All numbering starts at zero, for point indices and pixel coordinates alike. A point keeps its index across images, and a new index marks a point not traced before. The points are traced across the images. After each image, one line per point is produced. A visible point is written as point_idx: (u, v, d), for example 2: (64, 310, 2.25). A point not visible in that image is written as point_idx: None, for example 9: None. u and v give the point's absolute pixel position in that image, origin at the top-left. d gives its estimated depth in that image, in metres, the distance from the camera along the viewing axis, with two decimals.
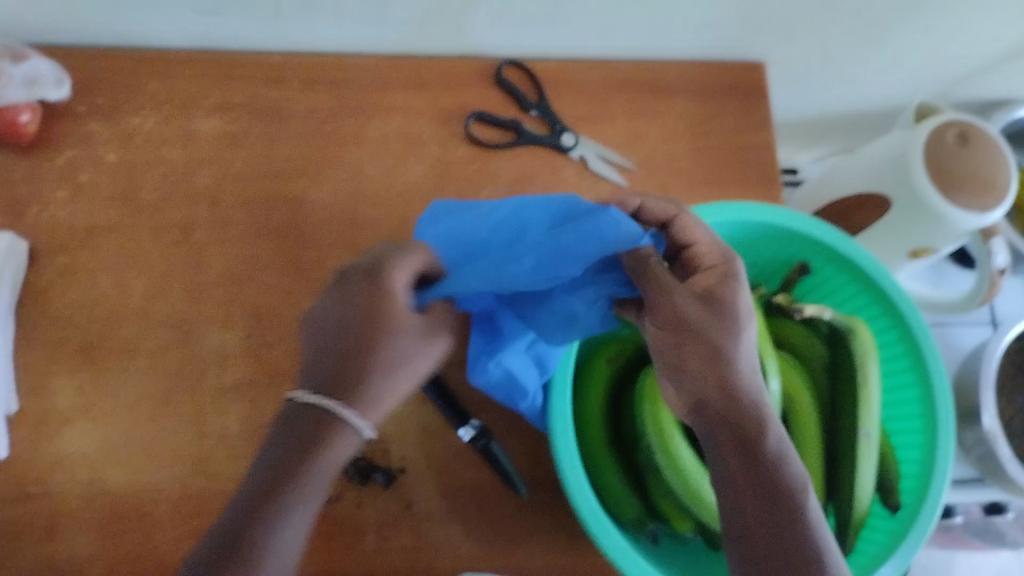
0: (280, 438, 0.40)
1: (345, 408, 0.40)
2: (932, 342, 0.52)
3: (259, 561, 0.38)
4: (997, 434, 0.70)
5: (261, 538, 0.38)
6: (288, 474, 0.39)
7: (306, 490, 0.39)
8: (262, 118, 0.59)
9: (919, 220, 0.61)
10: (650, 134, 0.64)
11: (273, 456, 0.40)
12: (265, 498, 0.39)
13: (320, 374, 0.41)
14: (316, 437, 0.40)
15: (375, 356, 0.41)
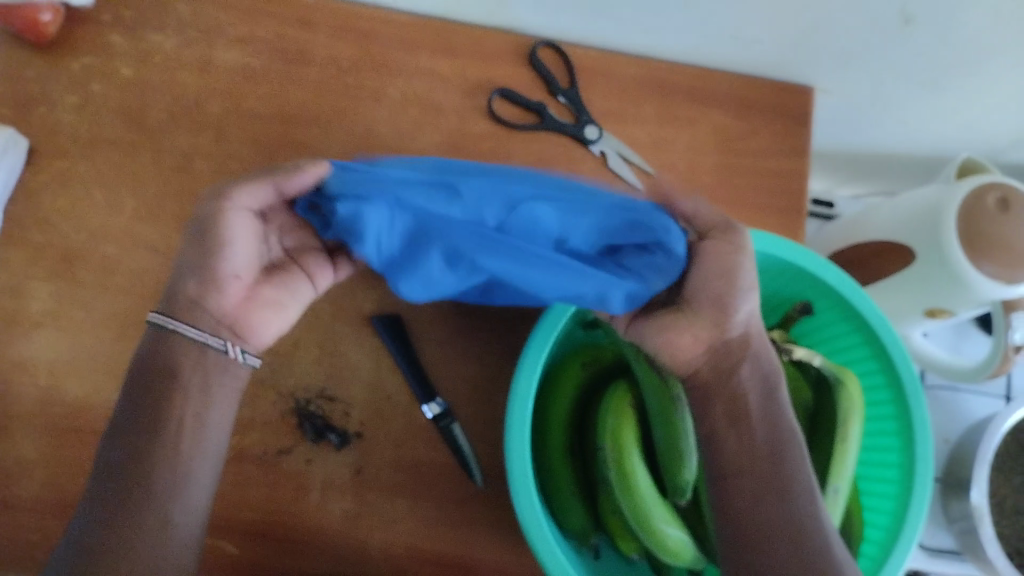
0: (143, 366, 0.44)
1: (185, 326, 0.44)
2: (923, 409, 0.49)
3: (145, 477, 0.42)
4: (983, 511, 0.66)
5: (151, 458, 0.42)
6: (153, 401, 0.43)
7: (168, 411, 0.43)
8: (284, 59, 0.58)
9: (940, 280, 0.58)
10: (676, 142, 0.61)
11: (139, 384, 0.43)
12: (135, 425, 0.43)
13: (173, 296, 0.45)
14: (165, 357, 0.44)
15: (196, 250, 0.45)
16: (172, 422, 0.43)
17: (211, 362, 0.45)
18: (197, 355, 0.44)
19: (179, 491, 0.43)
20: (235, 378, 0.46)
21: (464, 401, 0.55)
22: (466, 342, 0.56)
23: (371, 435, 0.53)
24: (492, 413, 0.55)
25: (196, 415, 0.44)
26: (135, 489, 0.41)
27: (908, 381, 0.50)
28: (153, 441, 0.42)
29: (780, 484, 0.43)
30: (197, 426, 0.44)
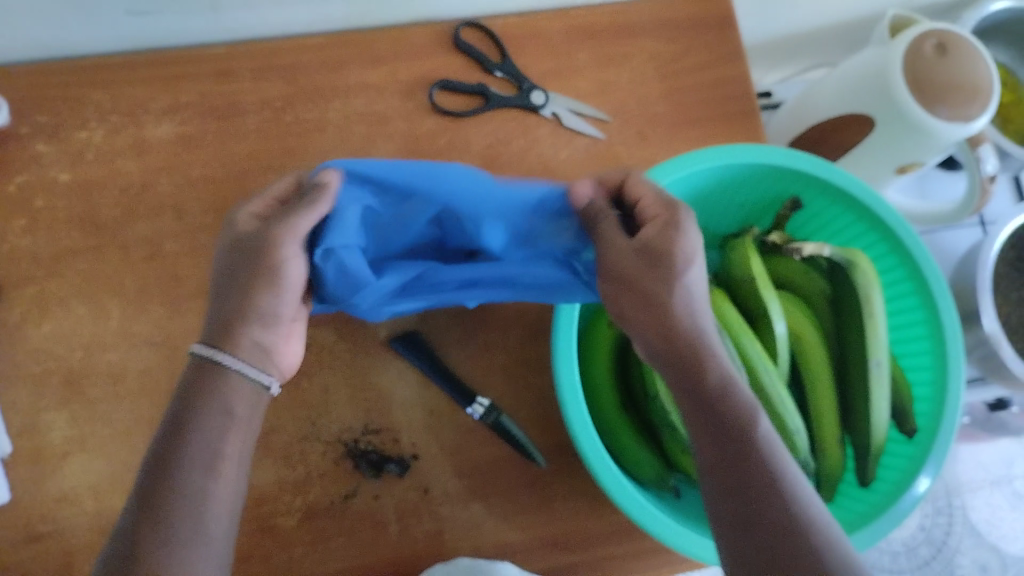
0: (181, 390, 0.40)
1: (220, 350, 0.40)
2: (931, 262, 0.52)
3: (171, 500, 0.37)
4: (999, 336, 0.69)
5: (179, 480, 0.37)
6: (189, 415, 0.39)
7: (184, 442, 0.38)
8: (217, 117, 0.57)
9: (904, 136, 0.60)
10: (620, 81, 0.62)
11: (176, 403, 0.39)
12: (173, 441, 0.38)
13: (211, 325, 0.41)
14: (205, 382, 0.40)
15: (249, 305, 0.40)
16: (193, 449, 0.38)
17: (230, 386, 0.40)
18: (229, 381, 0.40)
19: (204, 526, 0.37)
20: (253, 401, 0.41)
21: (503, 392, 0.55)
22: (489, 336, 0.56)
23: (427, 453, 0.54)
24: (533, 394, 0.56)
25: (218, 442, 0.39)
26: (155, 526, 0.36)
27: (911, 241, 0.52)
28: (170, 478, 0.37)
29: (743, 470, 0.38)
30: (219, 454, 0.39)
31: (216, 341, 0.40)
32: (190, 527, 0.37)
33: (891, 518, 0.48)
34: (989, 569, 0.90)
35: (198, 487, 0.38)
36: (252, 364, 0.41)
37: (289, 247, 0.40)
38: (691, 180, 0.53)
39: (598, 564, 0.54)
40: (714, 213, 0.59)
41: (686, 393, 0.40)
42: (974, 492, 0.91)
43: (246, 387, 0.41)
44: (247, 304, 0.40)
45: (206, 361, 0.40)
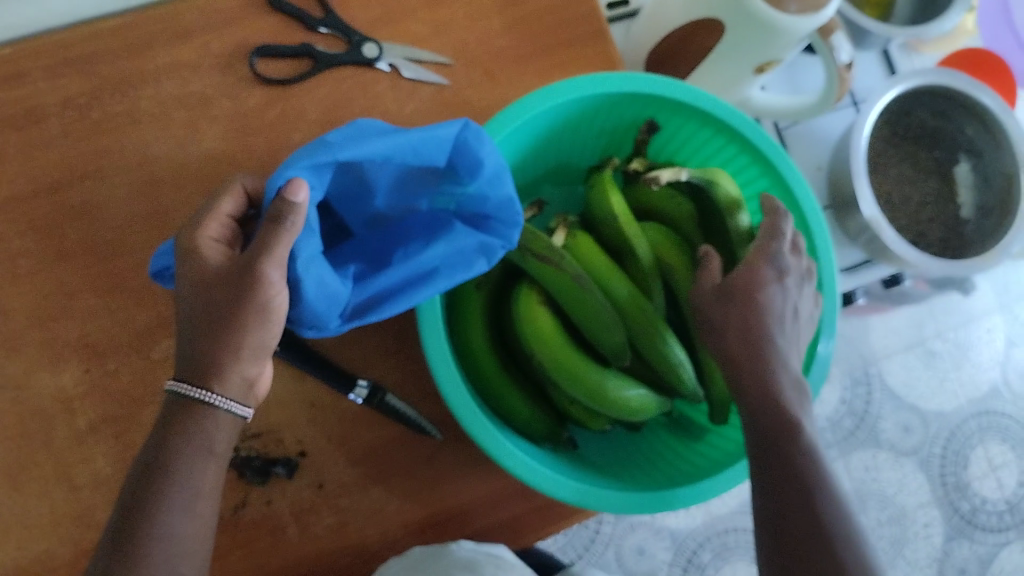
0: (158, 427, 0.40)
1: (193, 387, 0.39)
2: (794, 171, 0.52)
3: (146, 544, 0.38)
4: (879, 220, 0.69)
5: (150, 524, 0.38)
6: (162, 456, 0.39)
7: (164, 483, 0.39)
8: (15, 128, 0.51)
9: (758, 36, 0.58)
10: (457, 18, 0.57)
11: (152, 441, 0.40)
12: (146, 481, 0.39)
13: (187, 361, 0.40)
14: (181, 421, 0.39)
15: (223, 338, 0.39)
16: (173, 491, 0.39)
17: (209, 425, 0.40)
18: (194, 415, 0.39)
19: (175, 564, 0.38)
20: (233, 432, 0.41)
21: (385, 369, 0.53)
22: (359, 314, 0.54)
23: (315, 448, 0.52)
24: (416, 366, 0.54)
25: (198, 483, 0.39)
26: (129, 568, 0.37)
27: (771, 152, 0.51)
28: (151, 521, 0.38)
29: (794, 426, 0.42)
30: (198, 494, 0.39)
31: (188, 375, 0.40)
32: (166, 568, 0.38)
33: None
34: (911, 429, 0.94)
35: (176, 530, 0.39)
36: (233, 396, 0.40)
37: (273, 275, 0.39)
38: (537, 120, 0.51)
39: (505, 524, 0.53)
40: (573, 147, 0.56)
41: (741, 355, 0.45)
42: (889, 358, 0.94)
43: (226, 421, 0.40)
44: (216, 341, 0.39)
45: (181, 397, 0.40)
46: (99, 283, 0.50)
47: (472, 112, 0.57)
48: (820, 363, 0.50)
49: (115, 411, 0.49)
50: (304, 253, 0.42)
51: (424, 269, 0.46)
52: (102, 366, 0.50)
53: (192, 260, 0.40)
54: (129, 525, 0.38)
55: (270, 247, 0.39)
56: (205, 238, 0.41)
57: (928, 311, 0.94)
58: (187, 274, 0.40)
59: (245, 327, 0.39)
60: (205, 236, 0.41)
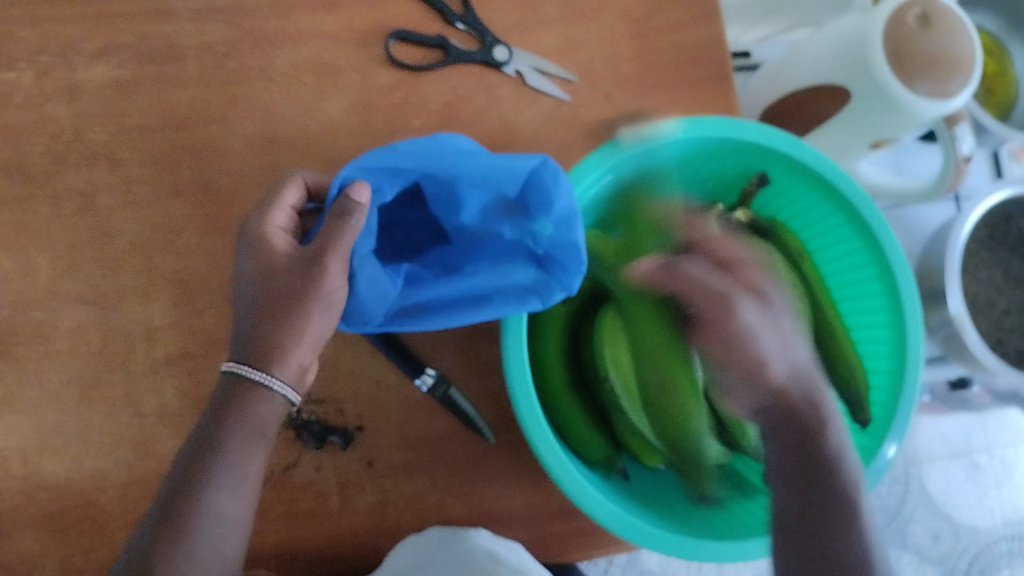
0: (211, 405, 0.39)
1: (253, 369, 0.39)
2: (897, 250, 0.50)
3: (190, 522, 0.37)
4: (963, 319, 0.68)
5: (194, 501, 0.37)
6: (213, 434, 0.38)
7: (213, 460, 0.38)
8: (154, 62, 0.53)
9: (880, 111, 0.58)
10: (589, 38, 0.58)
11: (205, 418, 0.39)
12: (194, 459, 0.38)
13: (243, 343, 0.39)
14: (236, 400, 0.39)
15: (280, 321, 0.39)
16: (222, 465, 0.38)
17: (263, 407, 0.39)
18: (252, 394, 0.39)
19: (215, 545, 0.38)
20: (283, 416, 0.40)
21: (453, 363, 0.54)
22: None
23: (371, 424, 0.53)
24: (484, 365, 0.54)
25: (246, 465, 0.39)
26: (171, 544, 0.36)
27: (875, 223, 0.50)
28: (196, 495, 0.37)
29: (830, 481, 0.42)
30: (243, 475, 0.39)
31: (244, 355, 0.39)
32: (206, 548, 0.37)
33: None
34: (940, 538, 0.91)
35: (220, 509, 0.38)
36: (290, 380, 0.40)
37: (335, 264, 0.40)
38: (651, 151, 0.51)
39: (539, 541, 0.53)
40: (679, 186, 0.57)
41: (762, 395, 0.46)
42: (932, 462, 0.92)
43: (278, 404, 0.40)
44: (279, 327, 0.39)
45: (234, 376, 0.39)
46: (203, 224, 0.52)
47: (585, 132, 0.57)
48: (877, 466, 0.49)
49: (194, 349, 0.51)
50: (360, 250, 0.43)
51: (475, 292, 0.47)
52: (190, 304, 0.51)
53: (259, 246, 0.41)
54: (175, 500, 0.37)
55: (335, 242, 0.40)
56: (274, 226, 0.42)
57: (979, 423, 0.92)
58: (253, 259, 0.41)
59: (306, 315, 0.39)
60: (274, 224, 0.42)
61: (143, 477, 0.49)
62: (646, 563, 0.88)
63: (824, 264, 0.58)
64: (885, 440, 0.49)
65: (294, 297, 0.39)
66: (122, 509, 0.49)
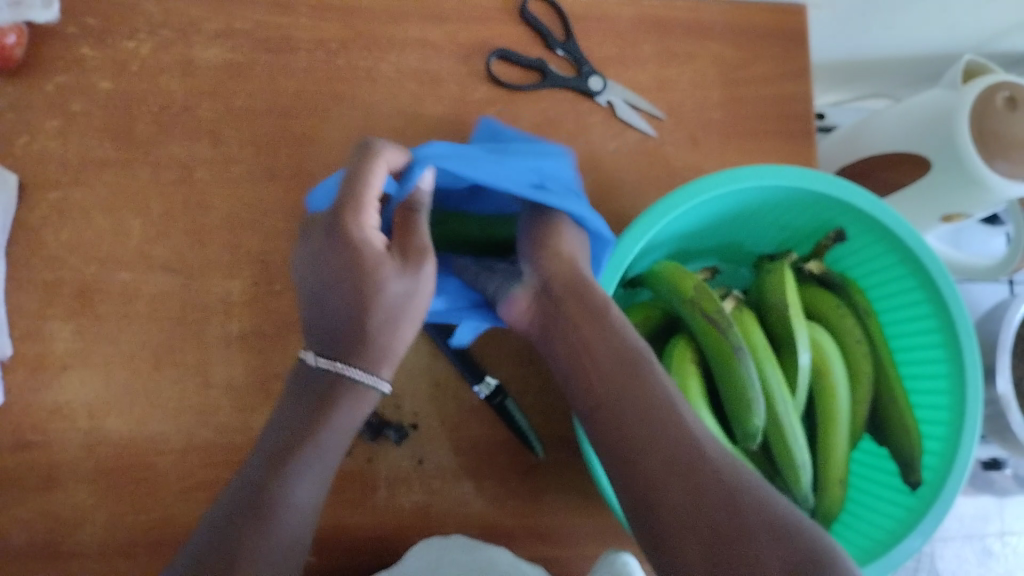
0: (294, 403, 0.42)
1: (361, 371, 0.42)
2: (965, 318, 0.51)
3: (278, 509, 0.39)
4: (1010, 399, 0.69)
5: (279, 488, 0.39)
6: (304, 428, 0.41)
7: (312, 456, 0.40)
8: (267, 49, 0.55)
9: (958, 184, 0.59)
10: (681, 80, 0.59)
11: (289, 416, 0.42)
12: (283, 452, 0.40)
13: (329, 341, 0.43)
14: (328, 397, 0.41)
15: (367, 317, 0.42)
16: (315, 458, 0.41)
17: (356, 397, 0.42)
18: (347, 387, 0.42)
19: (292, 529, 0.39)
20: (367, 407, 0.43)
21: (513, 376, 0.55)
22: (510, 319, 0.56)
23: (426, 424, 0.54)
24: (542, 381, 0.55)
25: (333, 456, 0.42)
26: (256, 528, 0.38)
27: (948, 291, 0.51)
28: (286, 487, 0.39)
29: (640, 400, 0.39)
30: (329, 467, 0.41)
31: (346, 356, 0.42)
32: (289, 535, 0.39)
33: (891, 561, 0.48)
34: None
35: (301, 498, 0.40)
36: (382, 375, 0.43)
37: (424, 270, 0.42)
38: (736, 195, 0.53)
39: (574, 562, 0.53)
40: (755, 232, 0.58)
41: (576, 344, 0.43)
42: (945, 541, 0.88)
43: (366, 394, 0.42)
44: (393, 332, 0.42)
45: (328, 374, 0.42)
46: (292, 208, 0.53)
47: (666, 168, 0.58)
48: (920, 536, 0.48)
49: (267, 328, 0.52)
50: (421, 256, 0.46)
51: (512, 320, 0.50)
52: (269, 284, 0.52)
53: (359, 253, 0.41)
54: (264, 487, 0.39)
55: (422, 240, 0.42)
56: (369, 229, 0.41)
57: (996, 508, 0.89)
58: (351, 267, 0.41)
59: (396, 320, 0.42)
60: (368, 225, 0.42)
61: (202, 446, 0.50)
62: None
63: (889, 325, 0.59)
64: (938, 502, 0.49)
65: (403, 301, 0.42)
66: (178, 474, 0.49)
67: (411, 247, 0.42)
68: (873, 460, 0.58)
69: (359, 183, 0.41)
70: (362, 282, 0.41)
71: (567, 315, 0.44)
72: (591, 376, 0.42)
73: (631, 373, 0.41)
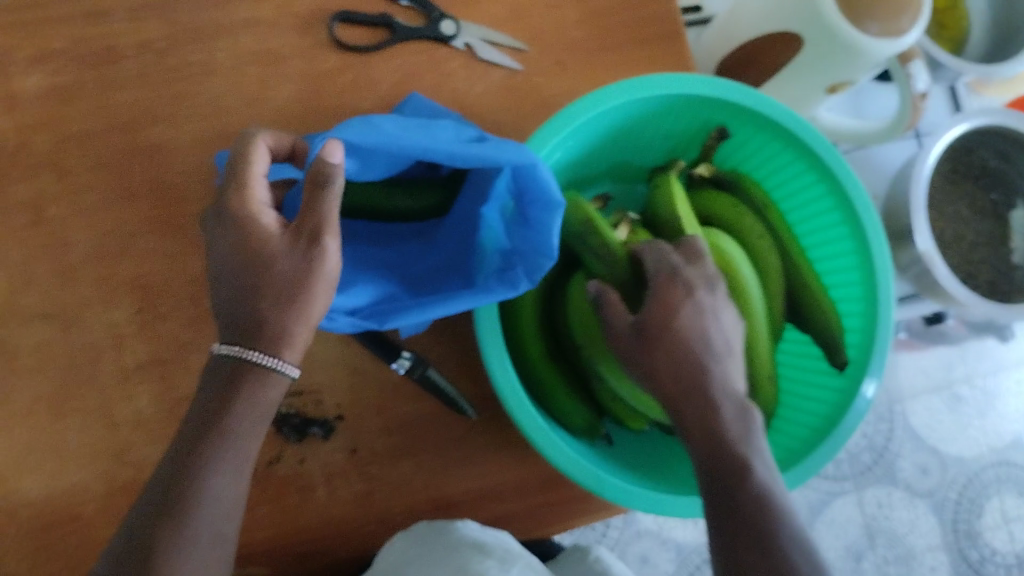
0: (207, 387, 0.41)
1: (262, 353, 0.40)
2: (860, 191, 0.51)
3: (197, 506, 0.39)
4: (933, 255, 0.69)
5: (196, 488, 0.39)
6: (215, 418, 0.40)
7: (223, 447, 0.40)
8: (92, 64, 0.52)
9: (835, 54, 0.57)
10: (536, 5, 0.57)
11: (204, 402, 0.41)
12: (196, 446, 0.40)
13: (233, 324, 0.41)
14: (235, 387, 0.40)
15: (266, 298, 0.40)
16: (230, 449, 0.40)
17: (261, 387, 0.40)
18: (248, 372, 0.40)
19: (216, 526, 0.40)
20: (280, 394, 0.41)
21: (428, 345, 0.54)
22: None
23: (351, 413, 0.52)
24: (458, 343, 0.54)
25: (252, 447, 0.41)
26: (177, 529, 0.38)
27: (837, 167, 0.50)
28: (202, 483, 0.39)
29: (722, 459, 0.41)
30: (248, 457, 0.41)
31: (248, 341, 0.40)
32: (211, 530, 0.39)
33: (827, 447, 0.48)
34: (929, 471, 0.89)
35: (222, 491, 0.40)
36: (287, 357, 0.41)
37: (328, 244, 0.41)
38: (608, 115, 0.51)
39: (528, 514, 0.53)
40: (640, 147, 0.57)
41: (676, 397, 0.43)
42: (915, 397, 0.90)
43: (276, 380, 0.41)
44: (288, 307, 0.40)
45: (233, 360, 0.41)
46: (159, 224, 0.51)
47: (540, 100, 0.56)
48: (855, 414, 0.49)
49: (162, 354, 0.50)
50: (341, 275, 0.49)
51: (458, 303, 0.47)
52: (155, 308, 0.50)
53: (248, 231, 0.41)
54: (182, 481, 0.39)
55: (318, 216, 0.41)
56: (257, 206, 0.42)
57: (958, 355, 0.91)
58: (244, 248, 0.41)
59: (289, 303, 0.40)
60: (258, 202, 0.42)
61: (125, 487, 0.48)
62: (643, 523, 0.86)
63: (792, 213, 0.58)
64: (866, 378, 0.49)
65: (296, 279, 0.40)
66: (107, 520, 0.48)
67: (304, 223, 0.41)
68: (798, 349, 0.59)
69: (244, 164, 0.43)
70: (260, 263, 0.41)
71: (672, 396, 0.43)
72: (697, 440, 0.42)
73: (738, 480, 0.40)
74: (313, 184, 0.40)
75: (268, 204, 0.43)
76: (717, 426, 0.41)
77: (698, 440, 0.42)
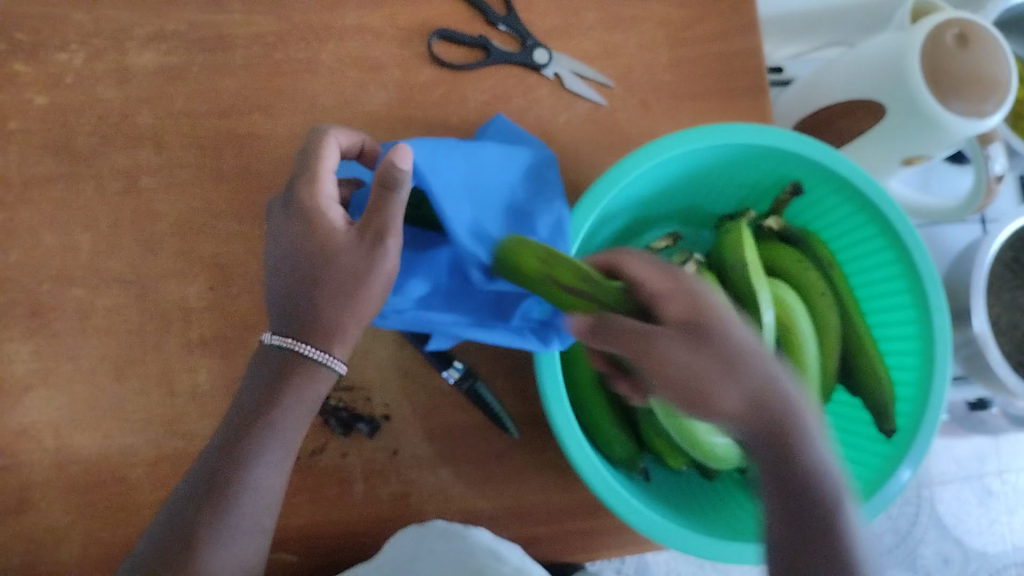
0: (256, 376, 0.42)
1: (314, 348, 0.41)
2: (928, 263, 0.51)
3: (234, 495, 0.40)
4: (988, 338, 0.69)
5: (233, 476, 0.40)
6: (261, 407, 0.41)
7: (264, 438, 0.41)
8: (202, 49, 0.54)
9: (914, 126, 0.58)
10: (627, 45, 0.59)
11: (252, 391, 0.41)
12: (239, 434, 0.40)
13: (285, 316, 0.41)
14: (285, 377, 0.41)
15: (323, 293, 0.41)
16: (270, 441, 0.41)
17: (310, 379, 0.41)
18: (301, 367, 0.41)
19: (249, 516, 0.40)
20: (326, 388, 0.42)
21: (481, 358, 0.55)
22: None
23: (398, 415, 0.53)
24: (511, 360, 0.55)
25: (291, 439, 0.42)
26: (212, 517, 0.39)
27: (908, 236, 0.51)
28: (240, 473, 0.40)
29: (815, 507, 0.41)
30: (287, 449, 0.42)
31: (300, 333, 0.41)
32: (245, 520, 0.40)
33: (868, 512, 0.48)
34: (951, 562, 0.87)
35: (259, 481, 0.41)
36: (337, 353, 0.41)
37: (391, 244, 0.41)
38: (688, 157, 0.52)
39: (558, 539, 0.53)
40: (713, 192, 0.58)
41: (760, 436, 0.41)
42: (945, 485, 0.88)
43: (322, 373, 0.41)
44: (345, 303, 0.41)
45: (282, 353, 0.41)
46: (242, 208, 0.53)
47: (619, 136, 0.58)
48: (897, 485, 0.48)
49: (227, 332, 0.51)
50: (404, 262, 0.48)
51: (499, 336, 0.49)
52: (226, 287, 0.52)
53: (313, 223, 0.41)
54: (220, 469, 0.40)
55: (384, 216, 0.41)
56: (324, 200, 0.42)
57: (992, 447, 0.89)
58: (307, 240, 0.41)
59: (345, 302, 0.41)
60: (325, 198, 0.42)
61: (173, 455, 0.50)
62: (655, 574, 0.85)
63: (855, 275, 0.59)
64: (914, 450, 0.49)
65: (355, 276, 0.40)
66: (152, 485, 0.49)
67: (370, 222, 0.41)
68: (847, 412, 0.58)
69: (315, 159, 0.43)
70: (320, 257, 0.41)
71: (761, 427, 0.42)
72: (786, 477, 0.41)
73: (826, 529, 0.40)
74: (381, 185, 0.40)
75: (334, 200, 0.43)
76: (803, 472, 0.41)
77: (774, 477, 0.41)
